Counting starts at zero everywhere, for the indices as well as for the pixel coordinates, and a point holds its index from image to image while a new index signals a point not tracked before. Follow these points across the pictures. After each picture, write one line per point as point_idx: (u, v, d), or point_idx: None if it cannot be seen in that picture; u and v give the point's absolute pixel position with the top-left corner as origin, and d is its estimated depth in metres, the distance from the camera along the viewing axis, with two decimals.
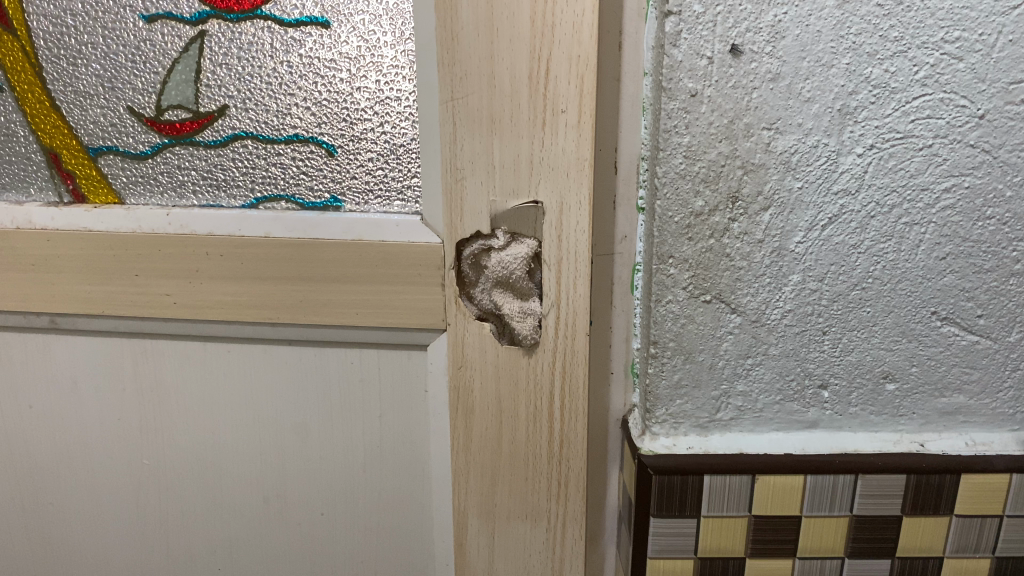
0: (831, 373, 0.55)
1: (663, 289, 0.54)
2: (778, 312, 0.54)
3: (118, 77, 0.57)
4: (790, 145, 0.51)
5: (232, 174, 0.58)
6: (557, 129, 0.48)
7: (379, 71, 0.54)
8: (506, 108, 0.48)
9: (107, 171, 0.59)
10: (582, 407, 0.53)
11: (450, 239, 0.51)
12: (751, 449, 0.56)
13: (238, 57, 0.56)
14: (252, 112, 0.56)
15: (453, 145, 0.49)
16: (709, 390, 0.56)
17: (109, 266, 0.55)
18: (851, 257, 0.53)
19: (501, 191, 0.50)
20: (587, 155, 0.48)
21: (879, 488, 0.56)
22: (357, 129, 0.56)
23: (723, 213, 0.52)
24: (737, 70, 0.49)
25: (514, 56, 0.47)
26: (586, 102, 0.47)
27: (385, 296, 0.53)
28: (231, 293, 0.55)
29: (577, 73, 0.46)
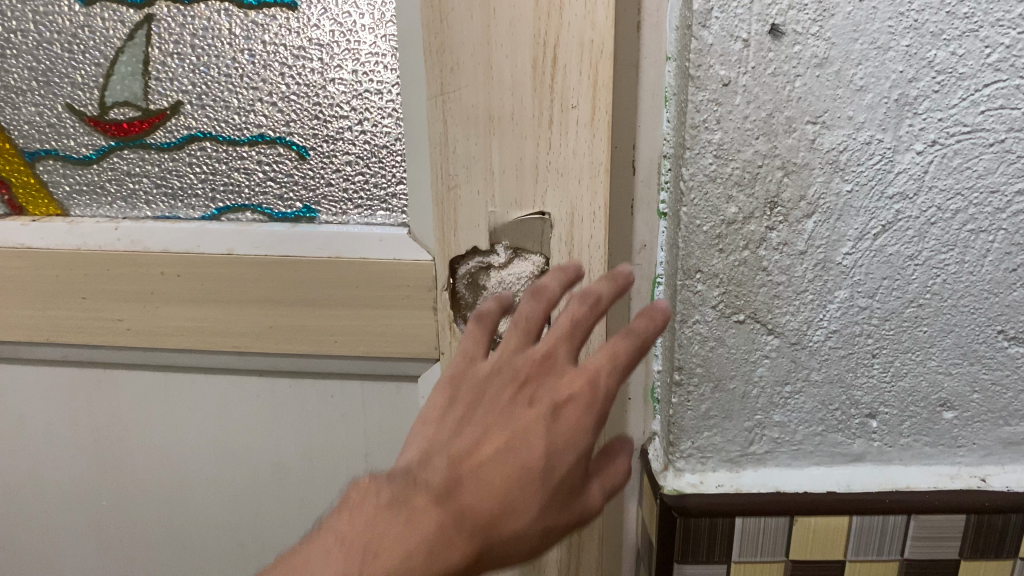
0: (880, 401, 0.49)
1: (689, 309, 0.47)
2: (821, 334, 0.47)
3: (54, 71, 0.52)
4: (838, 141, 0.43)
5: (190, 182, 0.53)
6: (566, 128, 0.41)
7: (356, 59, 0.48)
8: (507, 104, 0.41)
9: (48, 178, 0.54)
10: None
11: (443, 256, 0.45)
12: (789, 486, 0.50)
13: (192, 44, 0.50)
14: (210, 110, 0.51)
15: (444, 147, 0.42)
16: (742, 421, 0.49)
17: (53, 287, 0.50)
18: (906, 269, 0.46)
19: (501, 201, 0.43)
20: (602, 158, 0.41)
21: (933, 529, 0.50)
22: (332, 128, 0.50)
23: (760, 220, 0.45)
24: (777, 54, 0.42)
25: (515, 41, 0.39)
26: (600, 95, 0.40)
27: (370, 320, 0.48)
28: (195, 312, 0.50)
29: (591, 60, 0.39)
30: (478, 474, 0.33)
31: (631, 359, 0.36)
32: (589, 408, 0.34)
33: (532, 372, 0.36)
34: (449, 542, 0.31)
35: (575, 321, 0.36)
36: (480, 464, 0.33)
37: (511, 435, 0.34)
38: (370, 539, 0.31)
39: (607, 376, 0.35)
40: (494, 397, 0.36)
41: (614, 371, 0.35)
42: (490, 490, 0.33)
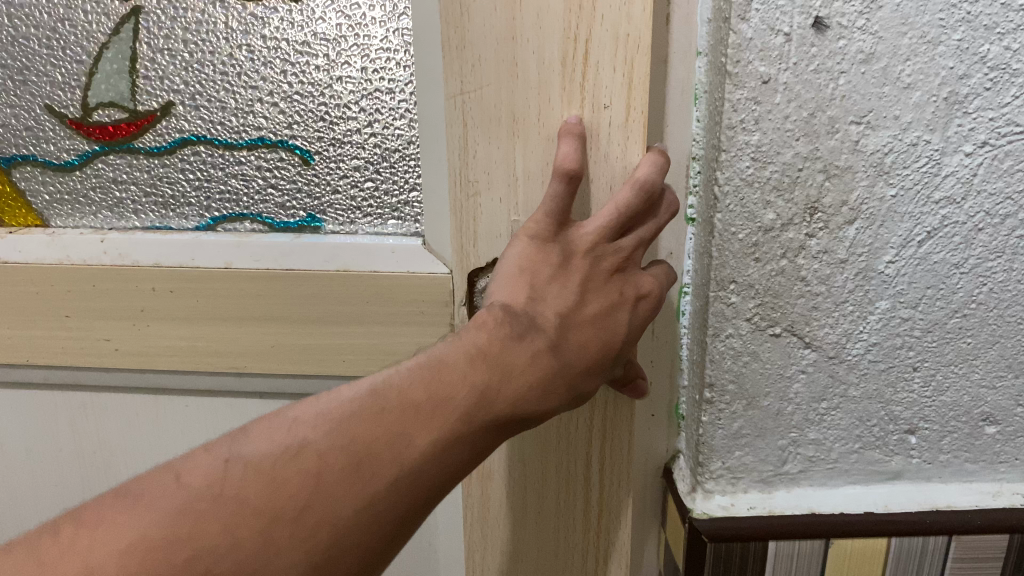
0: (920, 417, 0.46)
1: (722, 322, 0.44)
2: (861, 347, 0.44)
3: (32, 70, 0.54)
4: (883, 142, 0.40)
5: (181, 189, 0.54)
6: (599, 129, 0.40)
7: (366, 56, 0.50)
8: (532, 105, 0.40)
9: (25, 186, 0.56)
10: (625, 468, 0.47)
11: (461, 269, 0.45)
12: (824, 508, 0.47)
13: (186, 41, 0.53)
14: (205, 111, 0.53)
15: (464, 150, 0.42)
16: (775, 439, 0.46)
17: (34, 304, 0.52)
18: (952, 278, 0.43)
19: (525, 208, 0.42)
20: (636, 162, 0.40)
21: (974, 549, 0.47)
22: (340, 130, 0.52)
23: (799, 227, 0.42)
24: (820, 49, 0.39)
25: (543, 36, 0.39)
26: (635, 94, 0.39)
27: (375, 339, 0.49)
28: (180, 329, 0.51)
29: (626, 57, 0.38)
30: (575, 339, 0.38)
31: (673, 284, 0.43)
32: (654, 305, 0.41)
33: (622, 262, 0.40)
34: (552, 392, 0.36)
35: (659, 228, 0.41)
36: (582, 323, 0.38)
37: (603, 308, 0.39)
38: (504, 372, 0.34)
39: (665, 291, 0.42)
40: (585, 268, 0.39)
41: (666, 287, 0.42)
42: (584, 352, 0.38)
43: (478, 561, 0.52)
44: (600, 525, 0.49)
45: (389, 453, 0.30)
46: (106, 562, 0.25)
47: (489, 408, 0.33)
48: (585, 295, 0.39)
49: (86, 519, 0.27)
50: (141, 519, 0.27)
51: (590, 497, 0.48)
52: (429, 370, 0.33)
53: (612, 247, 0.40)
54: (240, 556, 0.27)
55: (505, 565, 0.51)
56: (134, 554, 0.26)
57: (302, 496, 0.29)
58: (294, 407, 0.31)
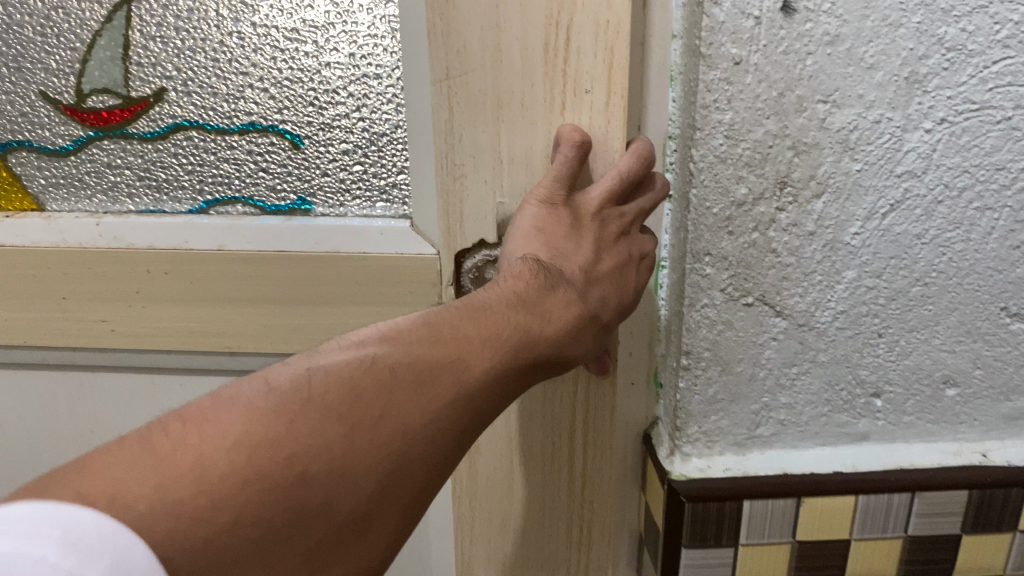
0: (885, 380, 0.48)
1: (698, 292, 0.46)
2: (828, 315, 0.47)
3: (26, 56, 0.57)
4: (848, 120, 0.43)
5: (175, 173, 0.56)
6: (579, 113, 0.43)
7: (354, 43, 0.53)
8: (517, 90, 0.43)
9: (21, 171, 0.58)
10: (607, 441, 0.50)
11: (448, 251, 0.48)
12: (796, 468, 0.49)
13: (178, 29, 0.55)
14: (198, 97, 0.56)
15: (450, 134, 0.44)
16: (749, 404, 0.49)
17: (32, 286, 0.54)
18: (914, 248, 0.45)
19: (510, 190, 0.45)
20: (616, 144, 0.43)
21: (938, 506, 0.50)
22: (328, 115, 0.54)
23: (770, 201, 0.44)
24: (789, 31, 0.41)
25: (526, 23, 0.41)
26: (615, 79, 0.42)
27: (366, 320, 0.52)
28: (174, 309, 0.54)
29: (607, 43, 0.41)
30: (594, 289, 0.40)
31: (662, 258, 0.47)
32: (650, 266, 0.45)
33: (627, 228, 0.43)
34: (579, 335, 0.39)
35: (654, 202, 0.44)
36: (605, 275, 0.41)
37: (617, 261, 0.42)
38: (543, 317, 0.37)
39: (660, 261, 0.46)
40: (595, 229, 0.42)
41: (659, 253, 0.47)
42: (603, 300, 0.41)
43: (468, 536, 0.54)
44: (585, 498, 0.52)
45: (449, 374, 0.33)
46: (218, 455, 0.27)
47: (532, 347, 0.36)
48: (598, 252, 0.41)
49: (192, 417, 0.28)
50: (238, 420, 0.28)
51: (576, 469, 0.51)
52: (472, 311, 0.36)
53: (611, 214, 0.42)
54: (329, 457, 0.29)
55: (493, 540, 0.54)
56: (239, 451, 0.28)
57: (381, 404, 0.31)
58: (360, 333, 0.33)
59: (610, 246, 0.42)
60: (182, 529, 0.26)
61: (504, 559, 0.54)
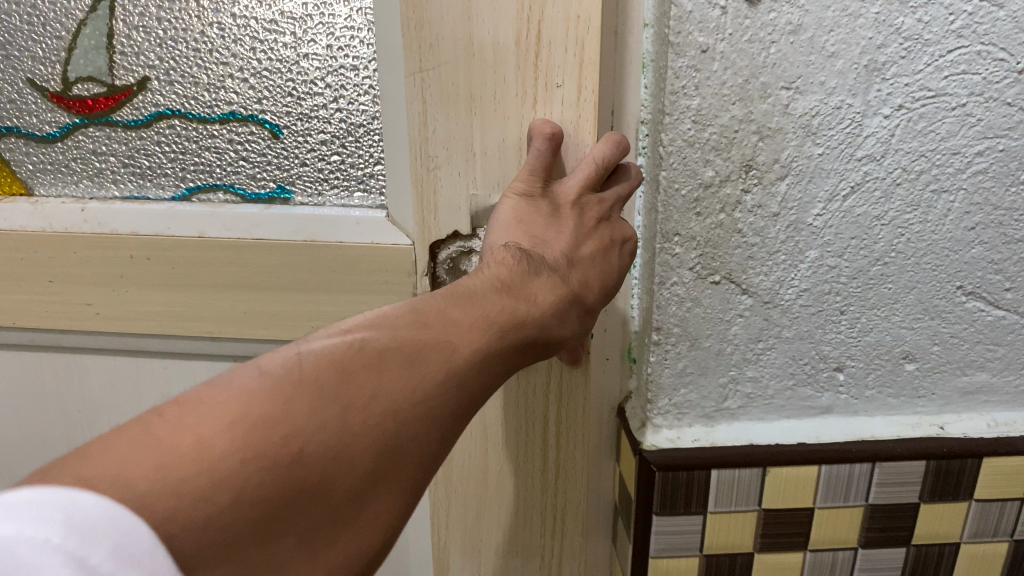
0: (847, 356, 0.51)
1: (667, 271, 0.48)
2: (792, 292, 0.49)
3: (14, 45, 0.59)
4: (810, 106, 0.45)
5: (158, 161, 0.59)
6: (551, 105, 0.45)
7: (331, 34, 0.54)
8: (489, 84, 0.45)
9: (10, 156, 0.61)
10: (579, 429, 0.55)
11: (424, 242, 0.51)
12: (762, 439, 0.52)
13: (159, 19, 0.57)
14: (179, 86, 0.58)
15: (424, 125, 0.47)
16: (717, 377, 0.51)
17: (20, 269, 0.58)
18: (874, 229, 0.48)
19: (482, 182, 0.48)
20: (586, 138, 0.46)
21: (897, 475, 0.52)
22: (306, 105, 0.56)
23: (736, 183, 0.46)
24: (753, 21, 0.43)
25: (498, 16, 0.44)
26: (585, 75, 0.44)
27: (342, 307, 0.55)
28: (158, 294, 0.57)
29: (578, 38, 0.44)
30: (575, 275, 0.42)
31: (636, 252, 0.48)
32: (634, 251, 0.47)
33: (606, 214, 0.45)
34: (565, 316, 0.40)
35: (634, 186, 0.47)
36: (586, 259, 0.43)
37: (598, 248, 0.44)
38: (529, 298, 0.38)
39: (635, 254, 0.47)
40: (574, 217, 0.44)
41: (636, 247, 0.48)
42: (585, 285, 0.42)
43: (444, 521, 0.58)
44: (557, 482, 0.56)
45: (439, 355, 0.33)
46: (216, 435, 0.27)
47: (521, 326, 0.37)
48: (580, 238, 0.44)
49: (183, 401, 0.28)
50: (233, 402, 0.28)
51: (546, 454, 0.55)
52: (458, 297, 0.36)
53: (590, 200, 0.45)
54: (326, 438, 0.29)
55: (468, 523, 0.58)
56: (238, 430, 0.27)
57: (372, 387, 0.31)
58: (347, 319, 0.33)
59: (590, 235, 0.44)
60: (183, 510, 0.25)
61: (478, 542, 0.58)
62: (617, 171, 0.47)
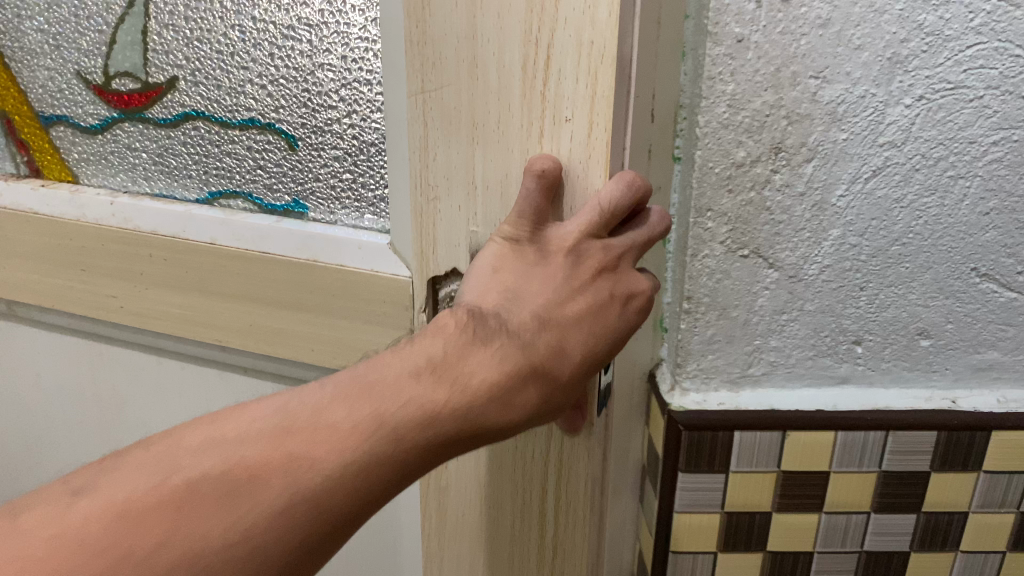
0: (866, 330, 0.54)
1: (700, 244, 0.52)
2: (815, 268, 0.53)
3: (65, 41, 0.69)
4: (837, 95, 0.49)
5: (184, 161, 0.67)
6: (559, 137, 0.47)
7: (346, 49, 0.58)
8: (491, 114, 0.48)
9: (61, 142, 0.72)
10: (576, 501, 0.56)
11: (422, 275, 0.55)
12: (782, 405, 0.56)
13: (188, 23, 0.64)
14: (204, 87, 0.65)
15: (427, 148, 0.51)
16: (742, 345, 0.55)
17: (58, 254, 0.68)
18: (893, 211, 0.51)
19: (484, 220, 0.51)
20: (596, 176, 0.47)
21: (908, 444, 0.56)
22: (322, 119, 0.61)
23: (766, 164, 0.50)
24: (786, 14, 0.47)
25: (506, 40, 0.45)
26: (596, 108, 0.45)
27: (341, 333, 0.60)
28: (175, 295, 0.65)
29: (591, 68, 0.44)
30: (541, 338, 0.43)
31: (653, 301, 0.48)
32: (642, 305, 0.46)
33: (608, 266, 0.45)
34: (519, 387, 0.41)
35: (648, 239, 0.46)
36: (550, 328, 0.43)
37: (581, 307, 0.44)
38: (455, 381, 0.40)
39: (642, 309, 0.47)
40: (567, 262, 0.44)
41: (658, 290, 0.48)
42: (551, 351, 0.43)
43: (438, 547, 0.64)
44: (550, 545, 0.59)
45: (288, 470, 0.36)
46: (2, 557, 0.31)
47: (426, 428, 0.39)
48: (569, 293, 0.44)
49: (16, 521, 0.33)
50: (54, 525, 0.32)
51: (541, 526, 0.58)
52: (359, 391, 0.39)
53: (595, 245, 0.45)
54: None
55: (465, 557, 0.63)
56: (69, 543, 0.32)
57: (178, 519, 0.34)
58: (199, 437, 0.37)
59: (572, 295, 0.44)
60: None
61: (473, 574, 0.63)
62: (637, 217, 0.47)
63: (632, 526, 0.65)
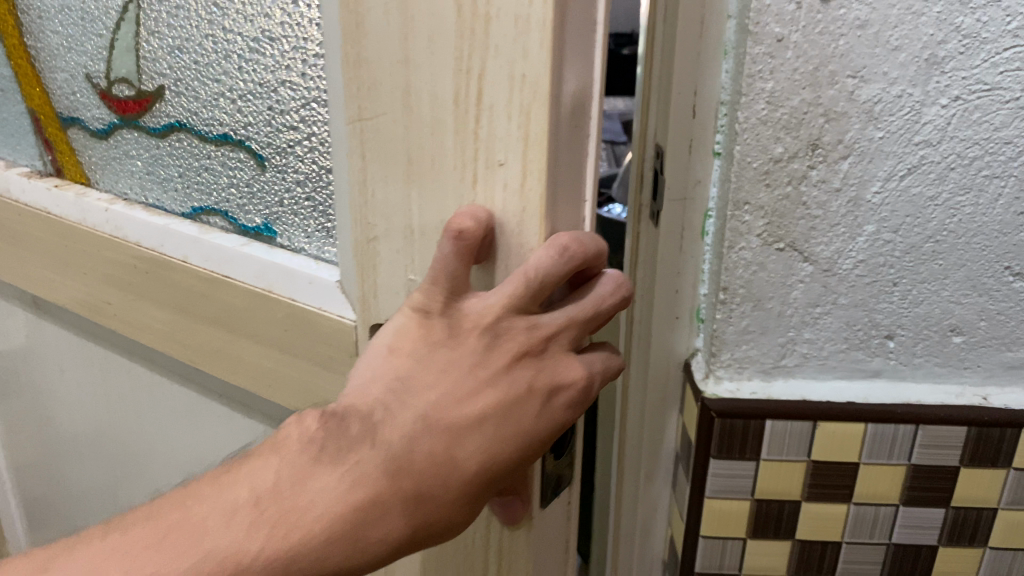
0: (898, 325, 0.56)
1: (737, 236, 0.54)
2: (850, 262, 0.54)
3: (78, 47, 0.70)
4: (874, 94, 0.50)
5: (172, 171, 0.66)
6: (493, 187, 0.40)
7: (307, 63, 0.53)
8: (427, 157, 0.42)
9: (76, 142, 0.73)
10: None
11: (365, 323, 0.50)
12: (813, 396, 0.57)
13: (171, 31, 0.62)
14: (185, 100, 0.63)
15: (367, 186, 0.45)
16: (776, 337, 0.56)
17: (43, 251, 0.71)
18: (927, 209, 0.53)
19: (419, 267, 0.45)
20: (530, 234, 0.40)
21: (938, 438, 0.57)
22: (287, 136, 0.56)
23: (803, 160, 0.52)
24: (825, 16, 0.49)
25: (437, 73, 0.39)
26: (529, 152, 0.38)
27: (283, 370, 0.56)
28: (157, 311, 0.63)
29: (526, 104, 0.37)
30: (422, 446, 0.39)
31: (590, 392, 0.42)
32: (573, 397, 0.42)
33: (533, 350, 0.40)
34: (374, 517, 0.38)
35: (572, 320, 0.41)
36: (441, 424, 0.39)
37: (479, 408, 0.39)
38: (298, 508, 0.38)
39: (569, 400, 0.41)
40: (479, 345, 0.40)
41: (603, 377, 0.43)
42: (431, 461, 0.39)
43: None
44: None
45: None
46: None
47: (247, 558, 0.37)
48: (469, 393, 0.39)
49: None
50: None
51: None
52: (211, 483, 0.39)
53: (520, 323, 0.40)
54: None
55: None
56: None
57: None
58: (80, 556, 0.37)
59: (470, 394, 0.39)
60: None
61: None
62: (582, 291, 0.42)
63: (665, 510, 0.68)
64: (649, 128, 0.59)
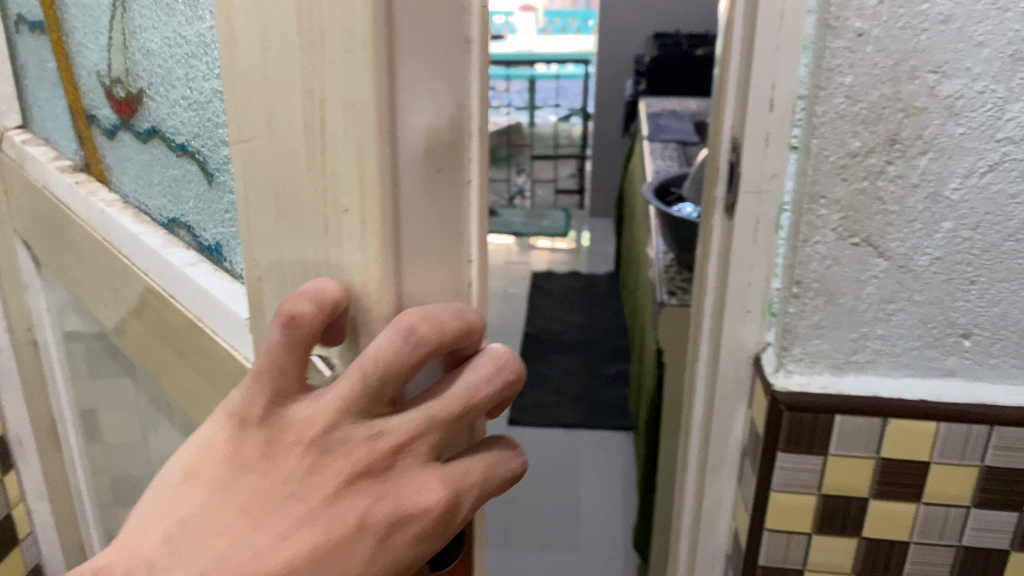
0: (974, 323, 0.55)
1: (812, 230, 0.54)
2: (925, 259, 0.54)
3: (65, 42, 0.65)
4: (956, 90, 0.50)
5: (137, 185, 0.61)
6: (339, 230, 0.35)
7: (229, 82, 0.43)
8: (291, 189, 0.36)
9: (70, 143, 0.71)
10: None
11: None
12: (885, 392, 0.57)
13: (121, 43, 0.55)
14: (146, 110, 0.55)
15: (250, 226, 0.39)
16: (848, 332, 0.56)
17: (45, 250, 0.72)
18: (1007, 207, 0.52)
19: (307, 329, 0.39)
20: (375, 293, 0.35)
21: (1013, 441, 0.56)
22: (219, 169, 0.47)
23: (880, 155, 0.52)
24: (907, 10, 0.49)
25: (290, 101, 0.34)
26: (370, 192, 0.33)
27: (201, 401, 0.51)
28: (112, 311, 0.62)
29: (355, 131, 0.32)
30: None
31: (443, 516, 0.36)
32: (422, 528, 0.36)
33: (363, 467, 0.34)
34: None
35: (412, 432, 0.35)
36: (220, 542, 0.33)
37: (292, 556, 0.33)
38: None
39: (404, 532, 0.35)
40: (292, 451, 0.34)
41: (467, 503, 0.37)
42: None
43: None
44: None
45: None
46: None
47: None
48: (283, 508, 0.34)
49: None
50: None
51: None
52: None
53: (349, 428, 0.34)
54: None
55: None
56: None
57: None
58: None
59: (281, 536, 0.34)
60: None
61: None
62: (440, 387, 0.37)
63: (729, 504, 0.68)
64: (728, 117, 0.59)
